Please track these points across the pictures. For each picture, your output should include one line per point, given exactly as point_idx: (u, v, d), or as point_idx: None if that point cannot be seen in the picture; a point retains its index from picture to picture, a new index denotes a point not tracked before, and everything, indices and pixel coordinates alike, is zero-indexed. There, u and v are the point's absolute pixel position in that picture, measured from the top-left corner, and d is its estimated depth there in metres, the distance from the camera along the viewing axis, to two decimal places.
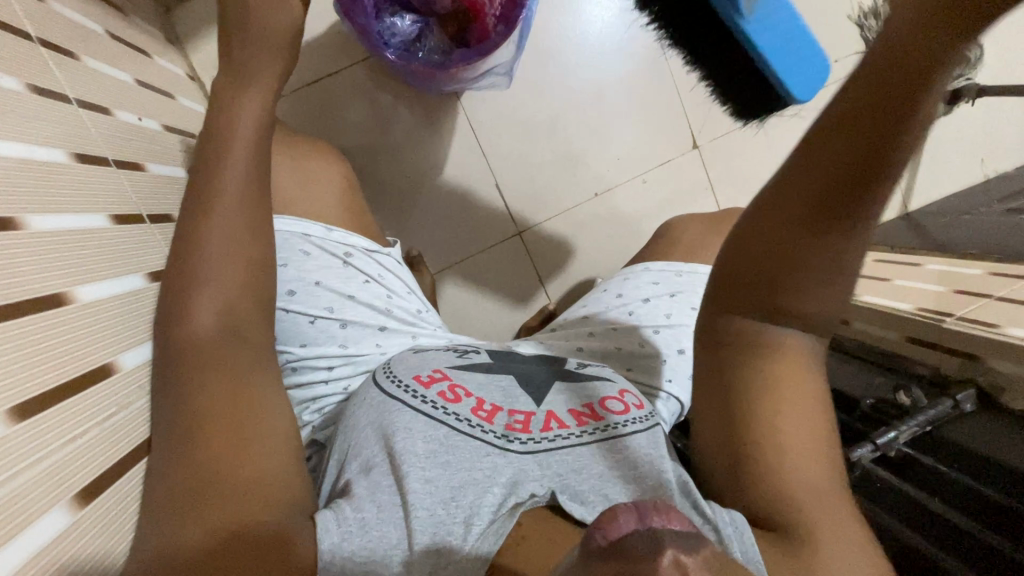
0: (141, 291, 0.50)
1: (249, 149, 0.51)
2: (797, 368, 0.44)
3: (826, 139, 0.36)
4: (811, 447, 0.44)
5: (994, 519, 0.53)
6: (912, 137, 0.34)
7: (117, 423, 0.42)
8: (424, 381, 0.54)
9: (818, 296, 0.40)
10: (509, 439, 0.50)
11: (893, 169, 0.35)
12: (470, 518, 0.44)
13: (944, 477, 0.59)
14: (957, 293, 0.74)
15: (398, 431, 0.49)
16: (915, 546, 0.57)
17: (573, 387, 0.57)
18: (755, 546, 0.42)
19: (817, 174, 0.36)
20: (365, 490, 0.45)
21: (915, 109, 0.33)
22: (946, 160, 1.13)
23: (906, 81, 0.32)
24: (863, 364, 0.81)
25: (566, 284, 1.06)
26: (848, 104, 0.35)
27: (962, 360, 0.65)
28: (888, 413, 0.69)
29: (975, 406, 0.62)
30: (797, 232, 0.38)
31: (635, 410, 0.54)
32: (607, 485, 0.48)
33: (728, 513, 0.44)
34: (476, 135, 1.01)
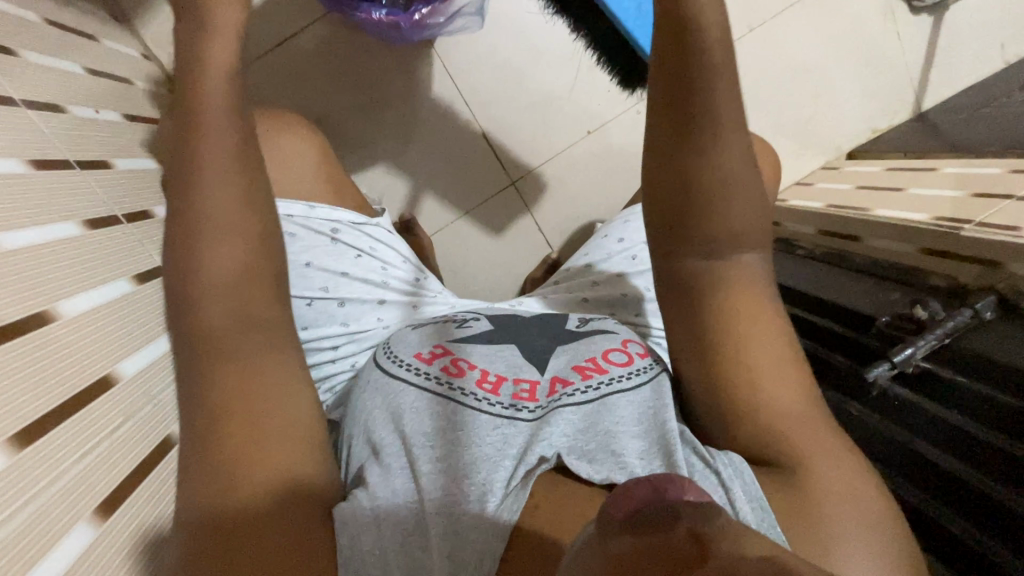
0: (131, 295, 0.49)
1: (221, 134, 0.48)
2: (749, 293, 0.48)
3: (654, 99, 0.47)
4: (781, 374, 0.47)
5: (1013, 425, 0.53)
6: (705, 75, 0.45)
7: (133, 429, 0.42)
8: (425, 358, 0.55)
9: (725, 214, 0.47)
10: (518, 409, 0.51)
11: (708, 103, 0.45)
12: (484, 495, 0.44)
13: (962, 389, 0.58)
14: (976, 197, 0.73)
15: (405, 414, 0.50)
16: (938, 463, 0.58)
17: (576, 346, 0.57)
18: (757, 486, 0.43)
19: (665, 127, 0.47)
20: (378, 477, 0.45)
21: (694, 61, 0.45)
22: (963, 48, 1.06)
23: (675, 48, 0.45)
24: (869, 279, 0.80)
25: (567, 229, 1.04)
26: (660, 77, 0.47)
27: (981, 268, 0.64)
28: (904, 329, 0.67)
29: (994, 315, 0.61)
30: (678, 168, 0.46)
31: (638, 361, 0.55)
32: (614, 441, 0.48)
33: (725, 454, 0.46)
34: (456, 84, 0.97)
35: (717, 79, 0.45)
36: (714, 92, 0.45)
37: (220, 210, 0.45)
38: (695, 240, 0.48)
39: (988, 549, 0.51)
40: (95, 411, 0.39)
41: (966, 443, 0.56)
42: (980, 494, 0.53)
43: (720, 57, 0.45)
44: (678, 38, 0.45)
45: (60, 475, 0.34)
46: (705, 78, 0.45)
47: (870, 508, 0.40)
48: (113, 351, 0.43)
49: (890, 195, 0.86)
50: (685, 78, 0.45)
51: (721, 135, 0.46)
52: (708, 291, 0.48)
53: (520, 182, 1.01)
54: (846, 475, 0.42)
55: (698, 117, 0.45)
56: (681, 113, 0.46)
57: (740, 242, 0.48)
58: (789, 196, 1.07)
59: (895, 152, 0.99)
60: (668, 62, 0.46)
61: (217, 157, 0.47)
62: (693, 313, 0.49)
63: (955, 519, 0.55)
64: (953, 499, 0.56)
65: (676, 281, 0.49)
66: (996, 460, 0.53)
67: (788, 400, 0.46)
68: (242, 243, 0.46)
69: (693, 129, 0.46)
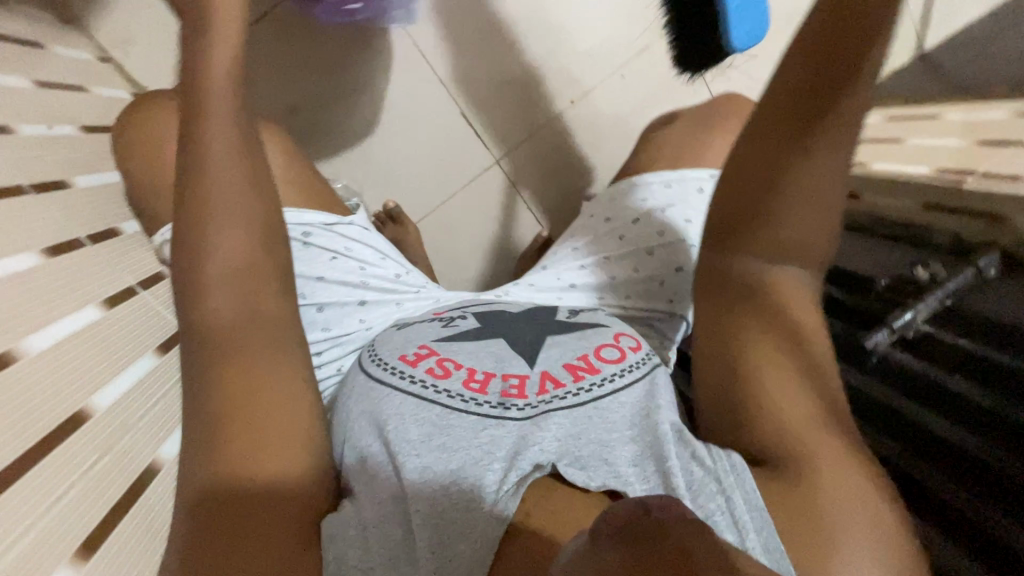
0: (101, 322, 0.47)
1: (225, 144, 0.52)
2: (794, 305, 0.50)
3: (777, 85, 0.46)
4: (809, 377, 0.47)
5: (1013, 385, 0.51)
6: (846, 74, 0.43)
7: (113, 461, 0.41)
8: (410, 360, 0.55)
9: (804, 220, 0.48)
10: (506, 407, 0.51)
11: (837, 105, 0.44)
12: (472, 501, 0.44)
13: (965, 351, 0.56)
14: (980, 146, 0.70)
15: (389, 419, 0.49)
16: (929, 427, 0.56)
17: (565, 340, 0.58)
18: (759, 494, 0.44)
19: (777, 121, 0.47)
20: (365, 486, 0.46)
21: (845, 56, 0.42)
22: None
23: (828, 35, 0.42)
24: (870, 237, 0.77)
25: (556, 206, 1.01)
26: (799, 59, 0.44)
27: (986, 222, 0.63)
28: (904, 291, 0.64)
29: (997, 273, 0.59)
30: (775, 167, 0.47)
31: (630, 355, 0.57)
32: (607, 450, 0.48)
33: (729, 458, 0.46)
34: (429, 63, 0.92)
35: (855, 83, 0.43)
36: (846, 95, 0.44)
37: (233, 209, 0.51)
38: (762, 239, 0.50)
39: (978, 510, 0.50)
40: (70, 447, 0.38)
41: (961, 405, 0.54)
42: (968, 454, 0.52)
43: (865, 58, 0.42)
44: (838, 23, 0.42)
45: (37, 521, 0.33)
46: (845, 76, 0.43)
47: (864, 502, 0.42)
48: (85, 385, 0.42)
49: (888, 149, 0.83)
50: (823, 73, 0.43)
51: (837, 137, 0.45)
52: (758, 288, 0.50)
53: (504, 160, 0.98)
54: (852, 469, 0.43)
55: (818, 118, 0.45)
56: (802, 109, 0.45)
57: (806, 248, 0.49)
58: None
59: (891, 100, 0.95)
60: (812, 47, 0.44)
61: (233, 213, 0.51)
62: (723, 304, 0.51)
63: (939, 480, 0.53)
64: (943, 465, 0.54)
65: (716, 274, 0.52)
66: (991, 421, 0.51)
67: (811, 404, 0.46)
68: (243, 240, 0.50)
69: (807, 129, 0.45)
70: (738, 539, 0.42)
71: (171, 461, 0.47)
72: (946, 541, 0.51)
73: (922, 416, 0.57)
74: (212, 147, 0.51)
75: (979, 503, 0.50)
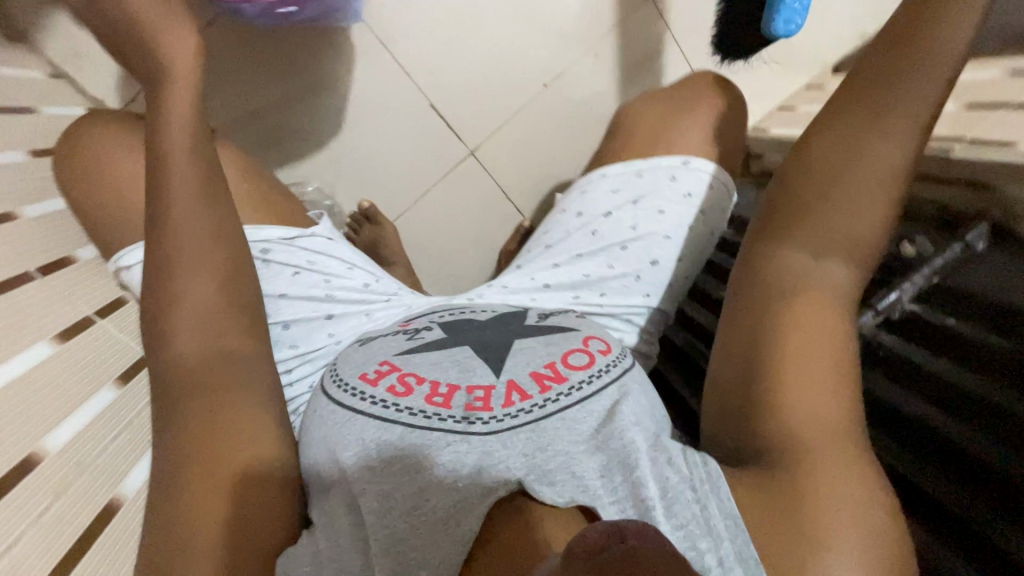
0: (55, 358, 0.46)
1: (194, 194, 0.53)
2: (821, 307, 0.49)
3: (855, 74, 0.51)
4: (820, 382, 0.46)
5: (1005, 371, 0.49)
6: (913, 69, 0.49)
7: (69, 501, 0.40)
8: (371, 378, 0.53)
9: (858, 207, 0.49)
10: (471, 422, 0.49)
11: (906, 95, 0.49)
12: (433, 528, 0.44)
13: (955, 334, 0.54)
14: (972, 109, 0.66)
15: (349, 444, 0.49)
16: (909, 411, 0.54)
17: (533, 347, 0.57)
18: (732, 501, 0.44)
19: (849, 107, 0.51)
20: (325, 517, 0.46)
21: (916, 54, 0.49)
22: None
23: (905, 36, 0.49)
24: None
25: (536, 195, 0.99)
26: (878, 57, 0.50)
27: (975, 193, 0.60)
28: (890, 268, 0.62)
29: (987, 244, 0.57)
30: (840, 149, 0.50)
31: (600, 358, 0.56)
32: (574, 463, 0.47)
33: (705, 465, 0.47)
34: (392, 54, 0.88)
35: (923, 78, 0.48)
36: (913, 89, 0.49)
37: (202, 255, 0.52)
38: (815, 229, 0.50)
39: (953, 499, 0.48)
40: (20, 493, 0.37)
41: (944, 390, 0.52)
42: (955, 445, 0.49)
43: (933, 53, 0.48)
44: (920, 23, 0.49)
45: None
46: (912, 72, 0.49)
47: (852, 510, 0.42)
48: (37, 427, 0.41)
49: None
50: (897, 63, 0.49)
51: (897, 127, 0.49)
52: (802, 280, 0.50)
53: (478, 151, 0.95)
54: (846, 477, 0.43)
55: (886, 104, 0.49)
56: (873, 94, 0.50)
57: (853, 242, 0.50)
58: (769, 122, 0.98)
59: None
60: (892, 43, 0.50)
61: (203, 259, 0.52)
62: (753, 297, 0.52)
63: (915, 465, 0.52)
64: (930, 457, 0.51)
65: (759, 266, 0.53)
66: (981, 410, 0.49)
67: (818, 411, 0.45)
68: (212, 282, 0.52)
69: (876, 113, 0.49)
70: (713, 548, 0.43)
71: (136, 493, 0.46)
72: (922, 527, 0.50)
73: (899, 399, 0.55)
74: (178, 189, 0.53)
75: (971, 501, 0.47)
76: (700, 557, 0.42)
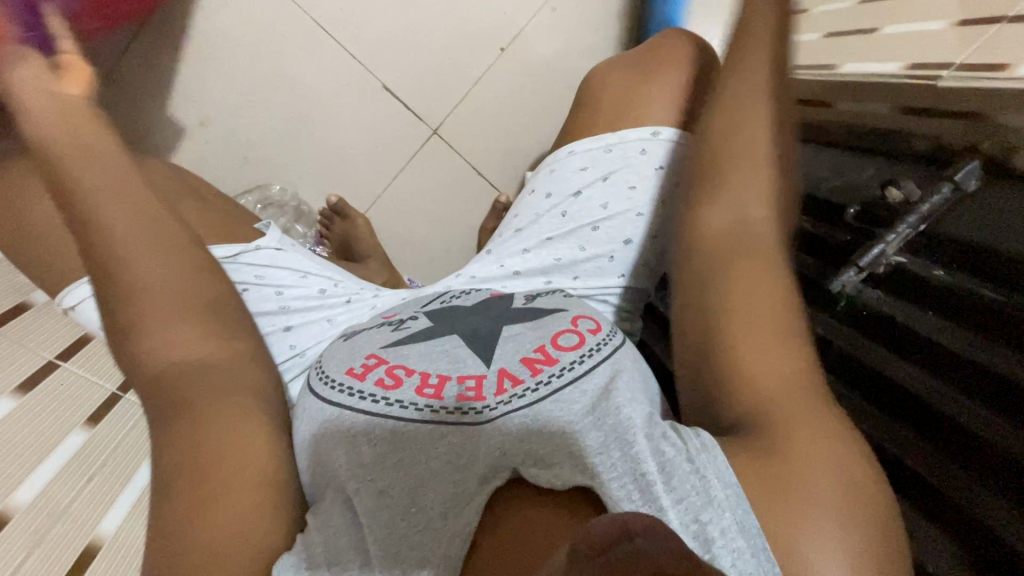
0: (15, 411, 0.46)
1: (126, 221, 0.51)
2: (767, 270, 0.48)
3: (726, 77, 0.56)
4: (768, 340, 0.45)
5: (995, 326, 0.46)
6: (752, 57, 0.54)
7: (42, 554, 0.41)
8: (358, 373, 0.52)
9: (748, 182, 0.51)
10: (463, 412, 0.48)
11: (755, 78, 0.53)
12: (430, 521, 0.43)
13: (941, 287, 0.50)
14: (966, 22, 0.59)
15: (341, 439, 0.47)
16: (896, 379, 0.51)
17: (524, 332, 0.55)
18: (731, 470, 0.40)
19: (723, 103, 0.55)
20: (321, 516, 0.44)
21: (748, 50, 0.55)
22: None
23: (744, 37, 0.55)
24: (836, 150, 0.69)
25: (509, 167, 0.95)
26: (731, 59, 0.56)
27: (966, 124, 0.55)
28: (877, 216, 0.57)
29: (979, 183, 0.52)
30: (722, 137, 0.53)
31: (590, 338, 0.53)
32: (571, 443, 0.44)
33: (698, 437, 0.43)
34: (335, 36, 0.84)
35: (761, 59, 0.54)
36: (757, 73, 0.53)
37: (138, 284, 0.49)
38: (728, 194, 0.51)
39: (951, 478, 0.46)
40: None
41: (935, 351, 0.49)
42: (940, 413, 0.47)
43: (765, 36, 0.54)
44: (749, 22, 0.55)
45: None
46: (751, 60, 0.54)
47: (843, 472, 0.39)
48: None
49: (860, 38, 0.71)
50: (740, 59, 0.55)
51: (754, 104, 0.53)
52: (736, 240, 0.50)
53: (442, 128, 0.91)
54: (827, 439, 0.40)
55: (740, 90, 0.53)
56: (733, 87, 0.54)
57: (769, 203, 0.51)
58: None
59: None
60: (740, 45, 0.55)
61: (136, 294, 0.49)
62: (688, 272, 0.51)
63: (909, 442, 0.49)
64: (920, 421, 0.49)
65: (691, 237, 0.52)
66: (979, 376, 0.46)
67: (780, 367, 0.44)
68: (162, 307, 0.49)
69: (739, 101, 0.53)
70: (716, 519, 0.38)
71: (114, 534, 0.47)
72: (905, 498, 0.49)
73: (889, 363, 0.52)
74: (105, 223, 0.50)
75: (959, 472, 0.45)
76: (702, 531, 0.38)
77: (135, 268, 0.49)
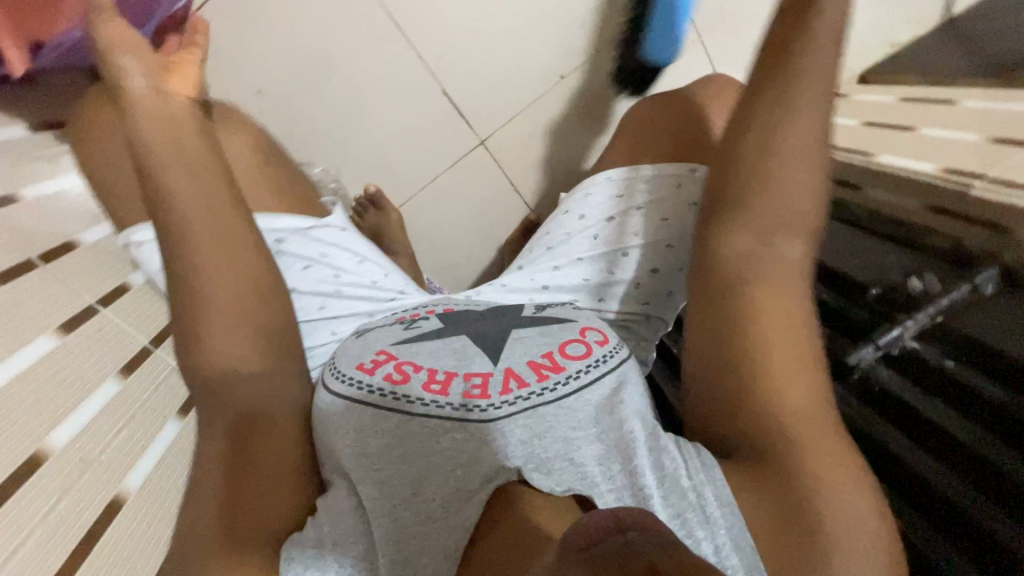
0: (59, 351, 0.46)
1: (199, 182, 0.51)
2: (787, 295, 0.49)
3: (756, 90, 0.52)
4: (798, 368, 0.45)
5: (997, 426, 0.50)
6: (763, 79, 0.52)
7: (79, 494, 0.41)
8: (368, 368, 0.51)
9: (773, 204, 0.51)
10: (468, 410, 0.47)
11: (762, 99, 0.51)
12: (432, 512, 0.43)
13: (951, 378, 0.54)
14: (993, 143, 0.65)
15: (349, 428, 0.47)
16: (897, 455, 0.55)
17: (530, 336, 0.54)
18: (728, 488, 0.43)
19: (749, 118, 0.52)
20: (327, 504, 0.45)
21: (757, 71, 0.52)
22: None
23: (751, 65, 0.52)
24: (858, 233, 0.73)
25: (545, 187, 0.98)
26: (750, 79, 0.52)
27: (987, 232, 0.60)
28: (896, 303, 0.62)
29: (995, 289, 0.56)
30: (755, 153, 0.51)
31: (597, 350, 0.52)
32: (573, 449, 0.45)
33: (699, 454, 0.45)
34: (407, 33, 0.86)
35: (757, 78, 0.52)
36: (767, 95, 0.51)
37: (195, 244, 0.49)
38: (750, 214, 0.51)
39: (940, 553, 0.50)
40: (33, 486, 0.38)
41: (944, 441, 0.53)
42: (938, 493, 0.51)
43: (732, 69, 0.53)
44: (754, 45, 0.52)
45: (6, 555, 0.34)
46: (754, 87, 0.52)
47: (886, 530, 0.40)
48: (45, 421, 0.42)
49: (896, 134, 0.77)
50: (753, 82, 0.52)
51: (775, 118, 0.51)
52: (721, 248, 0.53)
53: (489, 140, 0.94)
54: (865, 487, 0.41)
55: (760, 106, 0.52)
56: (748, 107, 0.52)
57: (800, 213, 0.51)
58: None
59: (913, 76, 0.89)
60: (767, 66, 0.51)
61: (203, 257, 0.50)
62: (723, 299, 0.50)
63: (911, 520, 0.53)
64: (918, 501, 0.53)
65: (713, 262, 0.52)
66: (979, 468, 0.50)
67: (794, 394, 0.45)
68: (226, 269, 0.50)
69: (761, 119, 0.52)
70: (709, 536, 0.41)
71: (140, 489, 0.47)
72: None
73: (897, 444, 0.56)
74: (178, 179, 0.50)
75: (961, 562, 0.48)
76: (695, 544, 0.41)
77: (203, 237, 0.50)
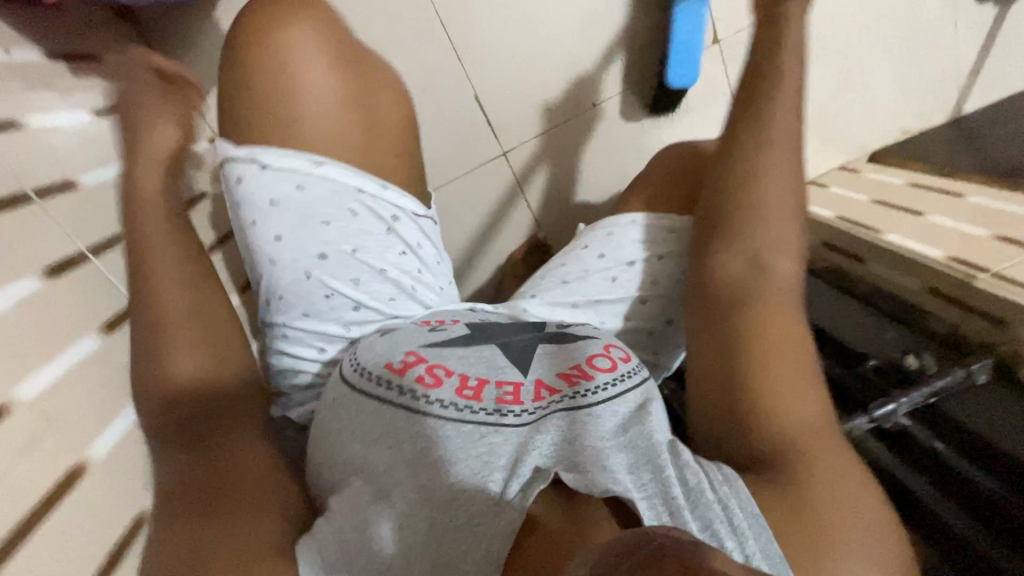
0: (40, 296, 0.42)
1: None
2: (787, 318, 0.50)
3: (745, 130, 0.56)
4: (802, 391, 0.46)
5: (986, 512, 0.51)
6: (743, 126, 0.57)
7: (37, 455, 0.38)
8: (397, 368, 0.49)
9: (763, 231, 0.53)
10: (503, 415, 0.46)
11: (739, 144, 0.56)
12: (472, 517, 0.40)
13: (938, 458, 0.55)
14: (995, 240, 0.68)
15: (385, 434, 0.45)
16: None
17: (560, 349, 0.52)
18: (753, 501, 0.41)
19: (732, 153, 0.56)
20: (347, 503, 0.42)
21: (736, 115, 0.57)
22: (1006, 55, 1.01)
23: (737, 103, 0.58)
24: (866, 310, 0.76)
25: (558, 208, 0.97)
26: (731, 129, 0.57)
27: (988, 325, 0.63)
28: (893, 379, 0.63)
29: (988, 378, 0.59)
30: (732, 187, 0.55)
31: (623, 366, 0.50)
32: (601, 460, 0.43)
33: (720, 470, 0.43)
34: (450, 33, 0.85)
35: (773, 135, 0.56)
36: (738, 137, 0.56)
37: None
38: (738, 240, 0.54)
39: None
40: None
41: (932, 520, 0.53)
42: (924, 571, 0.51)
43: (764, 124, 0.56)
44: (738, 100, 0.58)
45: None
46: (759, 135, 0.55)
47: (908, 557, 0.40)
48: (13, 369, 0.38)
49: (905, 215, 0.80)
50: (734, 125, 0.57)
51: (754, 161, 0.55)
52: (716, 294, 0.53)
53: (512, 153, 0.93)
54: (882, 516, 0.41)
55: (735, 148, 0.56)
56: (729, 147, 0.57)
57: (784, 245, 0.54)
58: None
59: (922, 164, 0.94)
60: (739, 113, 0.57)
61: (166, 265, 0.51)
62: (729, 326, 0.50)
63: None
64: None
65: (703, 290, 0.54)
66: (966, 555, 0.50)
67: (799, 410, 0.45)
68: None
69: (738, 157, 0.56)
70: (738, 545, 0.38)
71: (103, 459, 0.44)
72: None
73: None
74: None
75: None
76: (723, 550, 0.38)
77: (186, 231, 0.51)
